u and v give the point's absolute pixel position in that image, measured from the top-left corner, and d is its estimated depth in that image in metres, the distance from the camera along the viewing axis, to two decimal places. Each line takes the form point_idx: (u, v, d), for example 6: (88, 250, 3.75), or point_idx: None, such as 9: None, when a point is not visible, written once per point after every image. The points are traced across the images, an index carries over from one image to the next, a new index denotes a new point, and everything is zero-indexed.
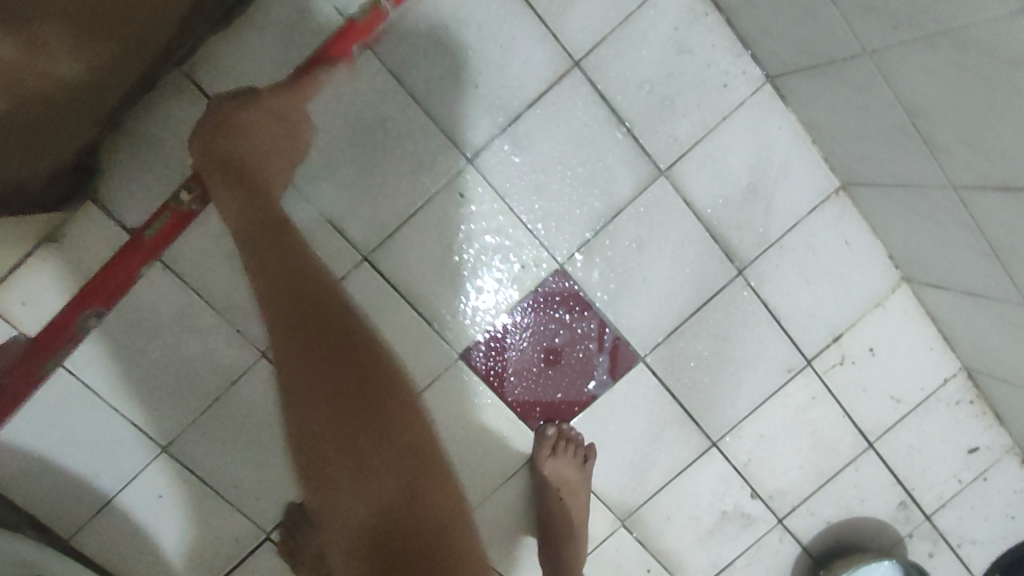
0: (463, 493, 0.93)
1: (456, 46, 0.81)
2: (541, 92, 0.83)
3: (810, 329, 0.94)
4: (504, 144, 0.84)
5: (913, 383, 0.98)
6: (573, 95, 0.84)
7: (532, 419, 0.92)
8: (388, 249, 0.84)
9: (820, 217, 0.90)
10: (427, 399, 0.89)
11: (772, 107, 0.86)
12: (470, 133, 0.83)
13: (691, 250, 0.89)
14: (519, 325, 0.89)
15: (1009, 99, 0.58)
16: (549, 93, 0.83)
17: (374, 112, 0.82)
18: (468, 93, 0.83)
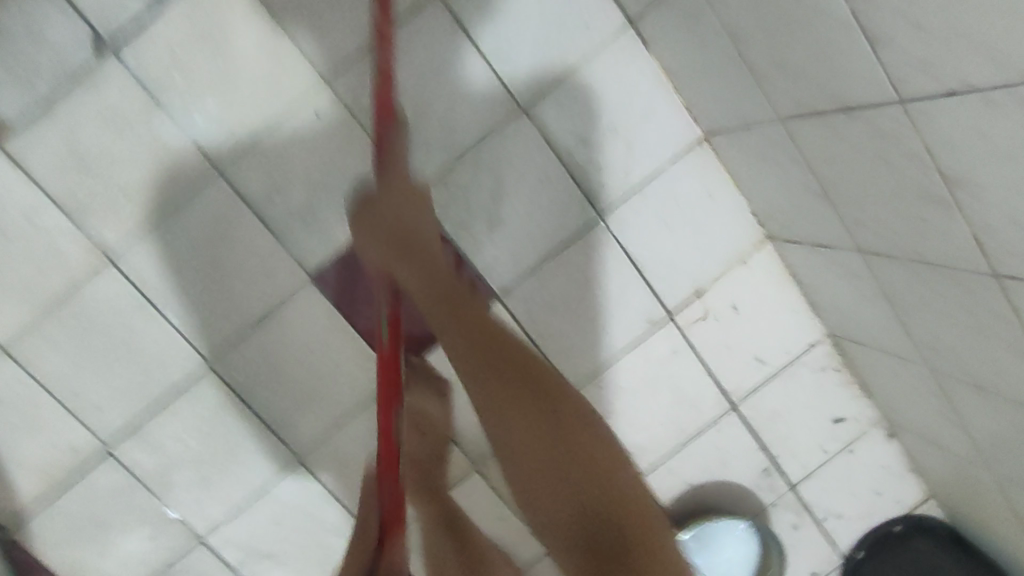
0: (311, 422, 0.92)
1: None
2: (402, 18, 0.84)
3: (673, 282, 0.95)
4: (364, 69, 0.85)
5: (777, 344, 0.99)
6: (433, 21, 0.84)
7: (385, 351, 0.92)
8: (243, 164, 0.85)
9: (681, 166, 0.91)
10: (277, 321, 0.89)
11: (634, 50, 0.87)
12: (330, 54, 0.84)
13: (550, 190, 0.91)
14: (374, 253, 0.89)
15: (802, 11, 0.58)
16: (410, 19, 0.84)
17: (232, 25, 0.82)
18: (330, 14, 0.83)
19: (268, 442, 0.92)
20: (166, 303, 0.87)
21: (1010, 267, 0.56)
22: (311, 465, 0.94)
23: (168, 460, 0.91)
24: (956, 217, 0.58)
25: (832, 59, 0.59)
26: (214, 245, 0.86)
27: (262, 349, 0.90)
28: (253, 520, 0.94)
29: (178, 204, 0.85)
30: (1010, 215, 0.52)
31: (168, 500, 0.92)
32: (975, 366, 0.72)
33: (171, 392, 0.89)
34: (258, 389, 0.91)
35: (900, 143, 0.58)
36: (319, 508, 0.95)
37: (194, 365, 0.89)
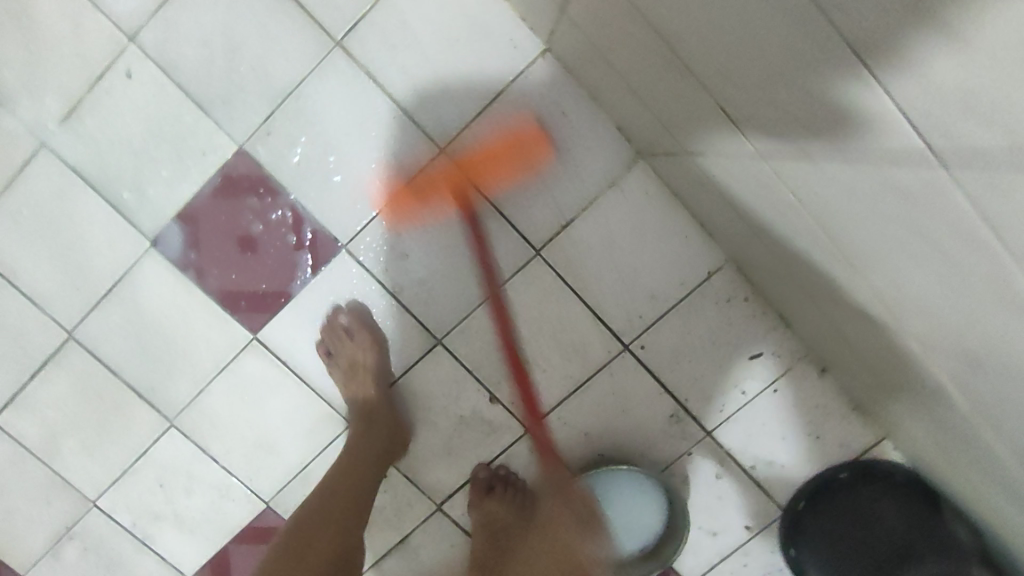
0: (177, 389, 0.91)
1: None
2: None
3: (535, 214, 0.86)
4: (160, 25, 0.81)
5: (668, 277, 0.88)
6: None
7: (237, 312, 0.88)
8: (64, 135, 0.83)
9: (527, 84, 0.82)
10: (129, 291, 0.88)
11: None
12: (123, 15, 0.81)
13: (386, 129, 0.84)
14: (209, 211, 0.85)
15: None
16: None
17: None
18: None
19: (138, 411, 0.92)
20: (25, 279, 0.88)
21: (773, 131, 0.47)
22: (183, 430, 0.93)
23: (52, 427, 0.93)
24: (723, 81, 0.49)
25: None
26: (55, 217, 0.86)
27: (116, 319, 0.89)
28: (139, 487, 0.95)
29: (14, 181, 0.85)
30: (748, 59, 0.42)
31: (57, 469, 0.94)
32: (838, 264, 0.59)
33: (42, 363, 0.91)
34: (122, 358, 0.90)
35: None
36: (200, 472, 0.94)
37: (59, 336, 0.90)
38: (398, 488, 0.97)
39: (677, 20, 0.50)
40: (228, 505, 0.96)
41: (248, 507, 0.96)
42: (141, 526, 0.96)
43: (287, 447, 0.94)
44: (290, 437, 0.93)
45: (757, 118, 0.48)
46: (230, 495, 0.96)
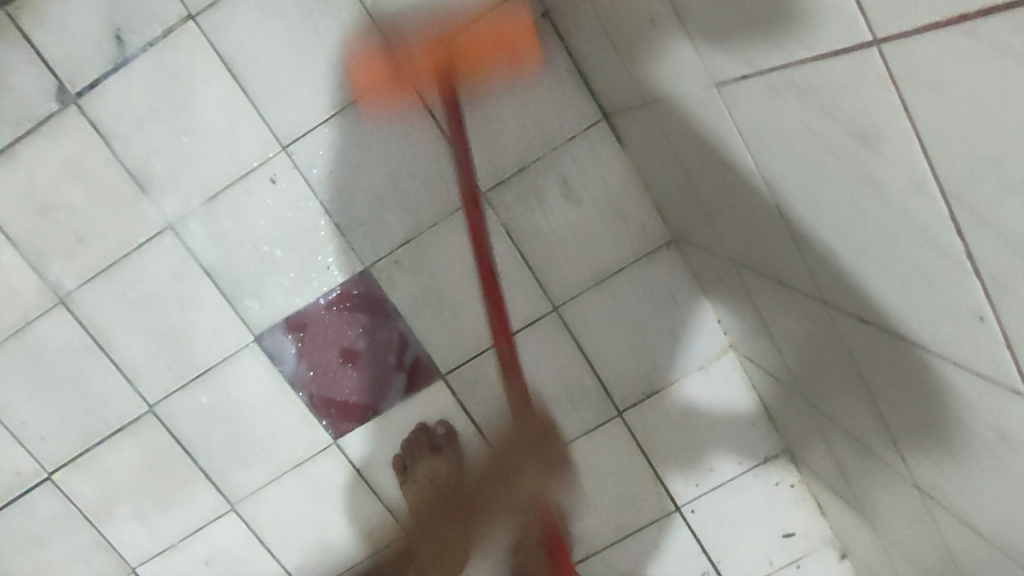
0: (248, 475, 0.94)
1: (272, 37, 0.80)
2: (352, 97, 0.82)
3: (627, 380, 0.91)
4: (313, 142, 0.83)
5: (728, 455, 0.94)
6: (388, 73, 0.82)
7: (324, 416, 0.92)
8: (197, 227, 0.85)
9: (645, 266, 0.87)
10: (223, 380, 0.90)
11: (606, 142, 0.83)
12: (277, 126, 0.82)
13: (507, 281, 0.87)
14: (321, 321, 0.89)
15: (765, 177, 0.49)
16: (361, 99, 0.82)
17: (182, 84, 0.81)
18: (282, 89, 0.81)
19: (202, 488, 0.94)
20: (118, 349, 0.88)
21: (924, 468, 0.53)
22: (244, 514, 0.95)
23: (109, 491, 0.93)
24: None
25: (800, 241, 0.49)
26: (164, 299, 0.87)
27: (205, 401, 0.91)
28: (186, 558, 0.96)
29: (133, 257, 0.85)
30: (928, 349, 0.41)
31: (106, 531, 0.94)
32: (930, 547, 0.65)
33: (112, 431, 0.91)
34: (198, 438, 0.92)
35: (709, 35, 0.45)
36: (249, 553, 0.97)
37: (138, 407, 0.90)
38: None
39: None
40: None
41: None
42: None
43: (340, 544, 0.97)
44: (345, 535, 0.97)
45: (913, 451, 0.54)
46: None
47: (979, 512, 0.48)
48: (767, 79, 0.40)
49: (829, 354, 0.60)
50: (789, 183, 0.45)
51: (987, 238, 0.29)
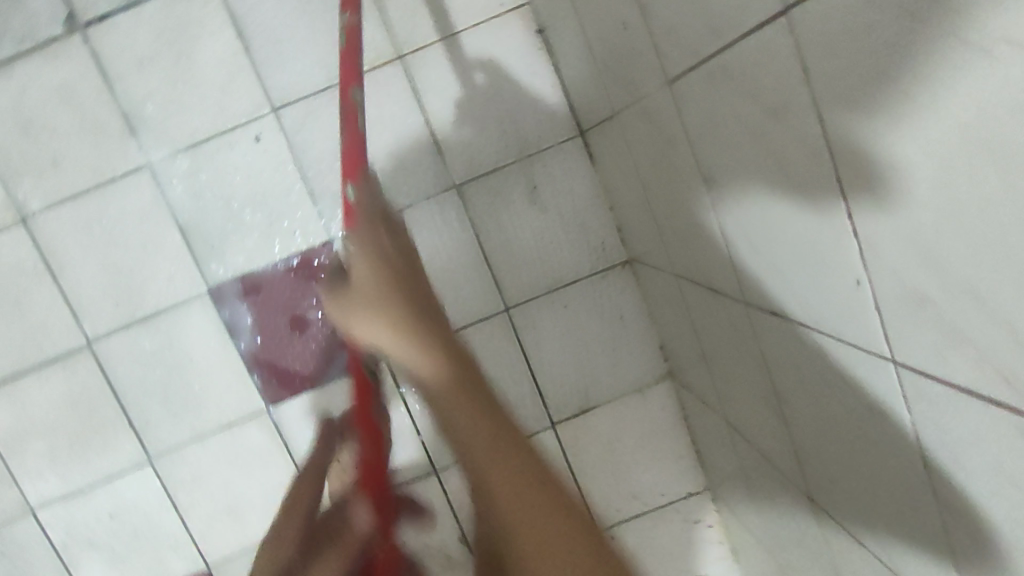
0: (172, 428, 0.92)
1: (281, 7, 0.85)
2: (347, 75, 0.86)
3: (565, 392, 0.93)
4: (301, 110, 0.86)
5: (651, 486, 0.95)
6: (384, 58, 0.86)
7: (261, 380, 0.92)
8: (173, 171, 0.87)
9: (598, 283, 0.91)
10: (166, 326, 0.90)
11: (576, 157, 0.88)
12: (270, 88, 0.86)
13: (464, 275, 0.90)
14: (276, 284, 0.90)
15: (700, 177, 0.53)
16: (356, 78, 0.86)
17: (186, 35, 0.85)
18: (281, 56, 0.85)
19: (124, 436, 0.92)
20: (69, 280, 0.89)
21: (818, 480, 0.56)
22: (160, 468, 0.93)
23: (26, 422, 0.91)
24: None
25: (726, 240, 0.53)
26: (125, 237, 0.88)
27: (144, 345, 0.91)
28: (90, 508, 0.94)
29: (104, 190, 0.87)
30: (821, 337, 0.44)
31: (13, 463, 0.92)
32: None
33: (45, 360, 0.90)
34: (132, 382, 0.91)
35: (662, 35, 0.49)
36: (157, 514, 0.94)
37: (76, 341, 0.90)
38: None
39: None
40: (168, 554, 0.95)
41: (191, 563, 0.96)
42: (72, 547, 0.94)
43: (250, 517, 0.95)
44: (259, 509, 0.95)
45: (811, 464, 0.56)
46: (175, 542, 0.95)
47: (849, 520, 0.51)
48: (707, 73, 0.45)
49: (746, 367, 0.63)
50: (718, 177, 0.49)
51: (866, 200, 0.32)
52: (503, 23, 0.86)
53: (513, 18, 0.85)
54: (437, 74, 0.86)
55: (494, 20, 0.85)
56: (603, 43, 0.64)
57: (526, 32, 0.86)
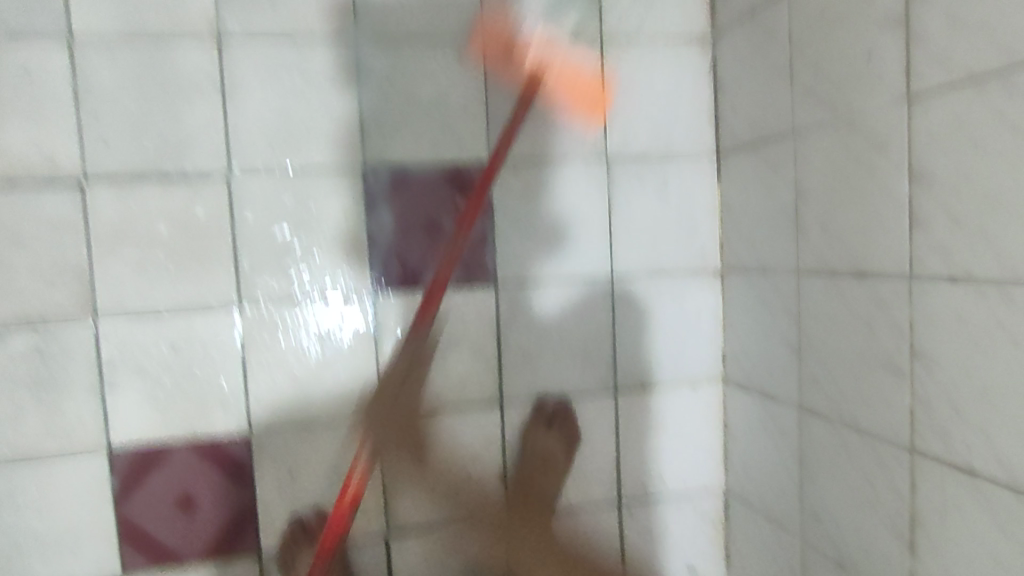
0: (271, 281, 0.93)
1: None
2: None
3: (634, 366, 1.03)
4: (503, 48, 0.97)
5: (678, 473, 1.05)
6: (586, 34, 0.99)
7: (376, 266, 0.96)
8: (373, 53, 0.94)
9: (692, 280, 1.04)
10: (308, 185, 0.94)
11: (706, 171, 1.04)
12: (484, 20, 0.97)
13: (587, 234, 1.01)
14: (425, 186, 0.96)
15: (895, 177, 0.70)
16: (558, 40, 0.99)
17: None
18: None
19: (221, 274, 0.92)
20: (234, 110, 0.91)
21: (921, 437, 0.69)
22: (242, 316, 0.93)
23: (129, 227, 0.89)
24: (944, 25, 0.63)
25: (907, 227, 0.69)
26: (304, 92, 0.93)
27: (278, 195, 0.93)
28: (153, 335, 0.90)
29: (303, 44, 0.92)
30: (1000, 292, 0.59)
31: (96, 263, 0.88)
32: (866, 546, 0.78)
33: (176, 175, 0.90)
34: (252, 226, 0.92)
35: (918, 62, 0.66)
36: (219, 362, 0.92)
37: (215, 168, 0.91)
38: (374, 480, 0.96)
39: None
40: (212, 408, 0.92)
41: (233, 422, 0.93)
42: (116, 369, 0.90)
43: (312, 394, 0.95)
44: (322, 388, 0.95)
45: (920, 423, 0.69)
46: (224, 396, 0.93)
47: (959, 455, 0.65)
48: (965, 90, 0.62)
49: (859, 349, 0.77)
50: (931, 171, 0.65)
51: None
52: (684, 45, 1.02)
53: (695, 44, 1.02)
54: (625, 64, 1.01)
55: (681, 39, 1.02)
56: (814, 71, 0.81)
57: (702, 59, 1.03)
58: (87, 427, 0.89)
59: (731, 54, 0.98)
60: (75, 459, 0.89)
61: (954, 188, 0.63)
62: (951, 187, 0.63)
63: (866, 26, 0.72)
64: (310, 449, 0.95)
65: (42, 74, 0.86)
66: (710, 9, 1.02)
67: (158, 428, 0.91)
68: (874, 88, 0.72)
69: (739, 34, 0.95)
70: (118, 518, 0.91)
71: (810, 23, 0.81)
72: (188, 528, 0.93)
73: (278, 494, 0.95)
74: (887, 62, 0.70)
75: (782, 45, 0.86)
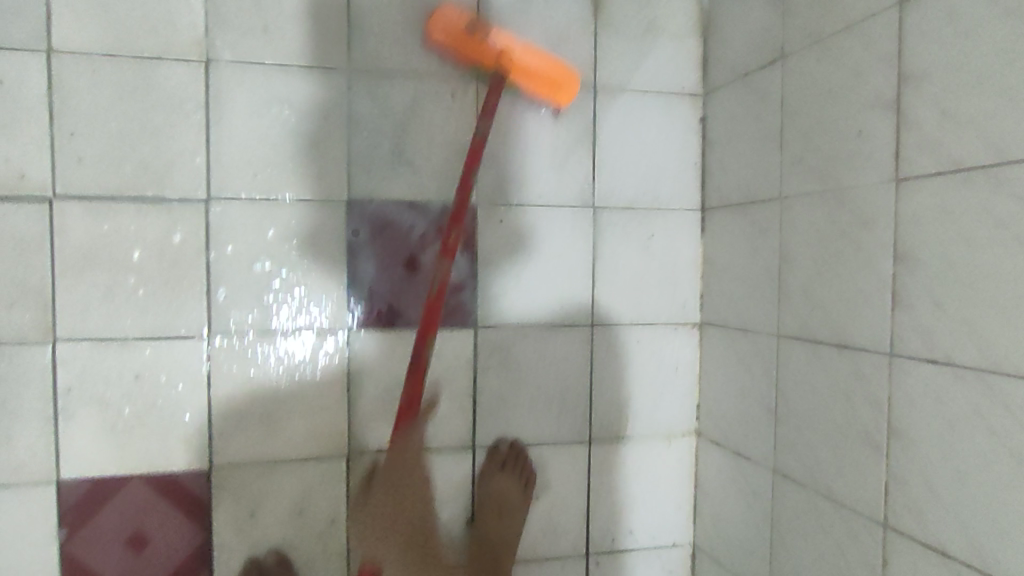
0: (246, 313, 0.90)
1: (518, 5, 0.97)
2: None
3: (611, 416, 1.02)
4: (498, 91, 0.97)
5: (648, 527, 1.04)
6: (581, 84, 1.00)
7: (355, 305, 0.93)
8: (366, 87, 0.93)
9: (672, 333, 1.04)
10: (291, 216, 0.91)
11: (692, 226, 1.04)
12: None
13: (570, 281, 1.00)
14: (409, 226, 0.95)
15: (880, 255, 0.71)
16: None
17: None
18: None
19: (194, 303, 0.88)
20: (219, 137, 0.88)
21: (895, 513, 0.70)
22: (213, 348, 0.89)
23: (99, 248, 0.85)
24: (937, 114, 0.65)
25: (890, 306, 0.70)
26: (295, 123, 0.91)
27: (260, 225, 0.90)
28: (116, 363, 0.86)
29: (296, 73, 0.90)
30: (983, 380, 0.60)
31: (60, 283, 0.84)
32: None
33: (154, 198, 0.87)
34: (232, 256, 0.89)
35: (907, 147, 0.68)
36: (185, 394, 0.88)
37: (195, 194, 0.88)
38: (337, 518, 0.94)
39: (935, 74, 0.65)
40: (175, 442, 0.88)
41: (195, 458, 0.89)
42: (73, 396, 0.85)
43: (280, 431, 0.92)
44: (291, 426, 0.92)
45: (894, 500, 0.70)
46: (188, 430, 0.89)
47: (932, 534, 0.66)
48: (954, 178, 0.63)
49: (836, 418, 0.77)
50: (918, 254, 0.67)
51: None
52: (676, 100, 1.03)
53: (687, 101, 1.04)
54: (617, 115, 1.01)
55: (673, 94, 1.03)
56: (804, 141, 0.82)
57: (693, 115, 1.04)
58: (36, 457, 0.84)
59: (721, 114, 1.00)
60: (19, 490, 0.84)
61: (940, 273, 0.65)
62: (937, 272, 0.65)
63: (858, 105, 0.74)
64: (274, 489, 0.92)
65: (17, 84, 0.82)
66: (703, 67, 1.04)
67: (114, 460, 0.87)
68: (863, 167, 0.74)
69: (731, 95, 0.97)
70: (62, 555, 0.86)
71: (803, 95, 0.82)
72: (137, 567, 0.88)
73: (238, 535, 0.91)
74: (878, 142, 0.72)
75: (774, 112, 0.88)
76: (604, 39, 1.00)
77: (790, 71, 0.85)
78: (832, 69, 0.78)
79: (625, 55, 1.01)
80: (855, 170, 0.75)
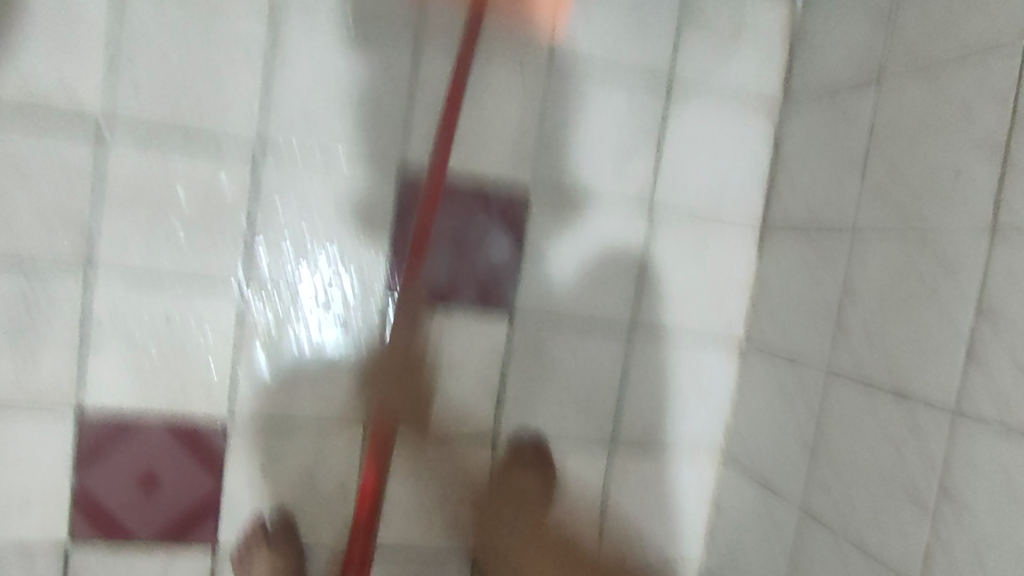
0: (284, 270, 0.88)
1: None
2: (621, 72, 0.94)
3: (637, 426, 0.99)
4: (568, 75, 0.93)
5: (659, 543, 1.01)
6: (656, 79, 0.95)
7: (394, 274, 0.91)
8: (434, 53, 0.89)
9: (712, 350, 1.00)
10: (341, 177, 0.89)
11: (749, 243, 1.00)
12: (555, 43, 0.92)
13: (615, 283, 0.97)
14: (460, 200, 0.92)
15: (958, 307, 0.67)
16: (626, 78, 0.94)
17: None
18: (579, 24, 0.93)
19: (233, 252, 0.86)
20: (279, 86, 0.86)
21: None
22: (247, 301, 0.88)
23: (146, 184, 0.83)
24: None
25: (963, 362, 0.65)
26: (356, 82, 0.88)
27: (309, 182, 0.88)
28: (149, 302, 0.85)
29: (364, 30, 0.87)
30: None
31: (103, 215, 0.83)
32: None
33: (207, 141, 0.84)
34: (277, 210, 0.87)
35: (1009, 196, 0.63)
36: (213, 343, 0.87)
37: (248, 142, 0.86)
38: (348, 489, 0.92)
39: None
40: (197, 389, 0.87)
41: (215, 407, 0.88)
42: (102, 329, 0.84)
43: (302, 393, 0.90)
44: (314, 390, 0.90)
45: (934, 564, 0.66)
46: (211, 379, 0.87)
47: None
48: None
49: (882, 469, 0.73)
50: (1004, 311, 0.62)
51: None
52: (752, 109, 0.98)
53: (763, 111, 0.98)
54: (688, 116, 0.96)
55: (750, 102, 0.98)
56: (890, 172, 0.77)
57: (767, 127, 0.99)
58: (59, 386, 0.84)
59: (799, 130, 0.94)
60: (39, 416, 0.84)
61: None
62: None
63: (959, 143, 0.69)
64: (289, 450, 0.90)
65: (84, 5, 0.80)
66: (786, 77, 0.98)
67: (135, 399, 0.86)
68: (954, 209, 0.69)
69: (813, 111, 0.92)
70: (73, 486, 0.85)
71: (895, 123, 0.77)
72: (144, 508, 0.87)
73: (248, 491, 0.90)
74: (975, 185, 0.67)
75: (859, 136, 0.83)
76: (686, 35, 0.95)
77: (884, 95, 0.79)
78: (934, 99, 0.72)
79: (706, 54, 0.96)
80: (944, 210, 0.70)
